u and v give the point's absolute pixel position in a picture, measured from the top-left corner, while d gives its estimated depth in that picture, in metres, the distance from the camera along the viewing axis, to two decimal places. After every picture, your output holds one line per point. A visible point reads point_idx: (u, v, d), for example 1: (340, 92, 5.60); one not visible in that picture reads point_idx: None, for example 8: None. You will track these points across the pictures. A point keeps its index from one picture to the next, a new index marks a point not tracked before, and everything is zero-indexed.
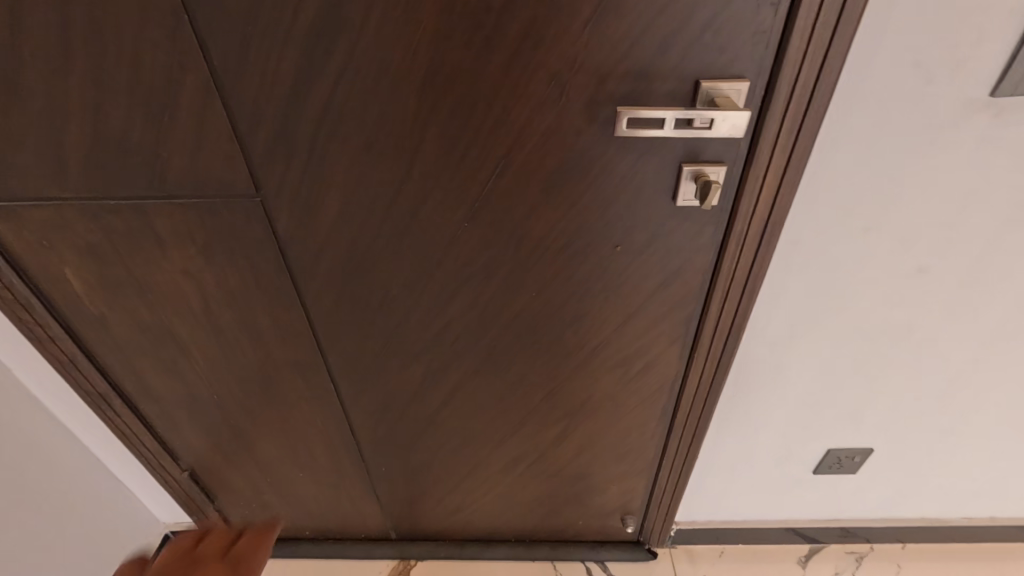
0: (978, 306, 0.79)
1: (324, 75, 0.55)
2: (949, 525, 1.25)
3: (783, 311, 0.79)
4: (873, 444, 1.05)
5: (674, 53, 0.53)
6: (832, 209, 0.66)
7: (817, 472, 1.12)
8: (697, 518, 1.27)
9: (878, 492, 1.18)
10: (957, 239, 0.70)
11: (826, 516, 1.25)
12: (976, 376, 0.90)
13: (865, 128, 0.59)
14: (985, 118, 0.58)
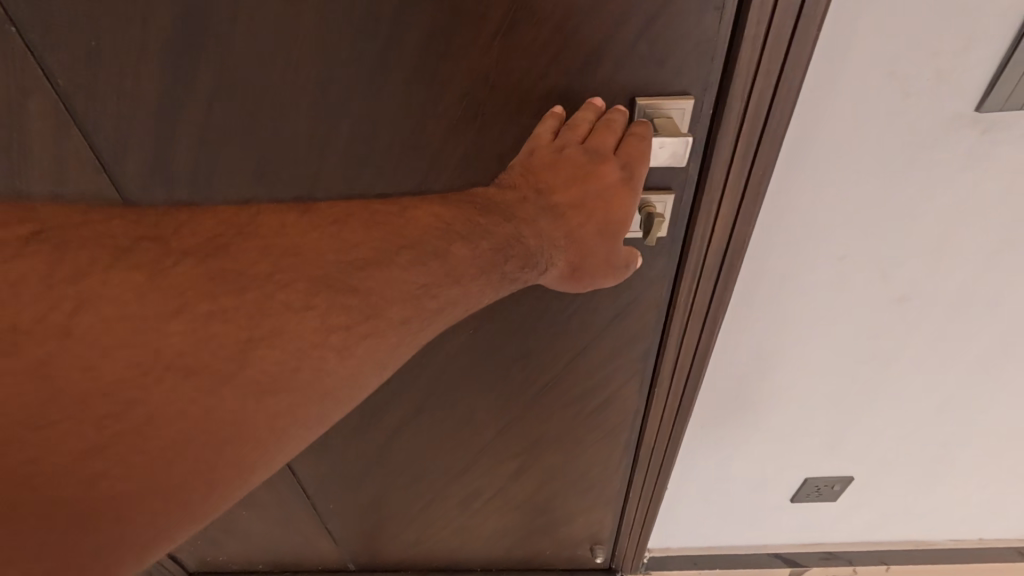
0: (969, 338, 0.72)
1: (192, 95, 0.49)
2: (939, 550, 1.18)
3: (751, 342, 0.73)
4: (855, 473, 0.98)
5: (608, 65, 0.47)
6: (801, 234, 0.60)
7: (795, 501, 1.05)
8: (672, 544, 1.20)
9: (864, 520, 1.11)
10: (943, 269, 0.63)
11: (809, 542, 1.18)
12: (963, 408, 0.83)
13: (831, 149, 0.53)
14: (970, 136, 0.52)
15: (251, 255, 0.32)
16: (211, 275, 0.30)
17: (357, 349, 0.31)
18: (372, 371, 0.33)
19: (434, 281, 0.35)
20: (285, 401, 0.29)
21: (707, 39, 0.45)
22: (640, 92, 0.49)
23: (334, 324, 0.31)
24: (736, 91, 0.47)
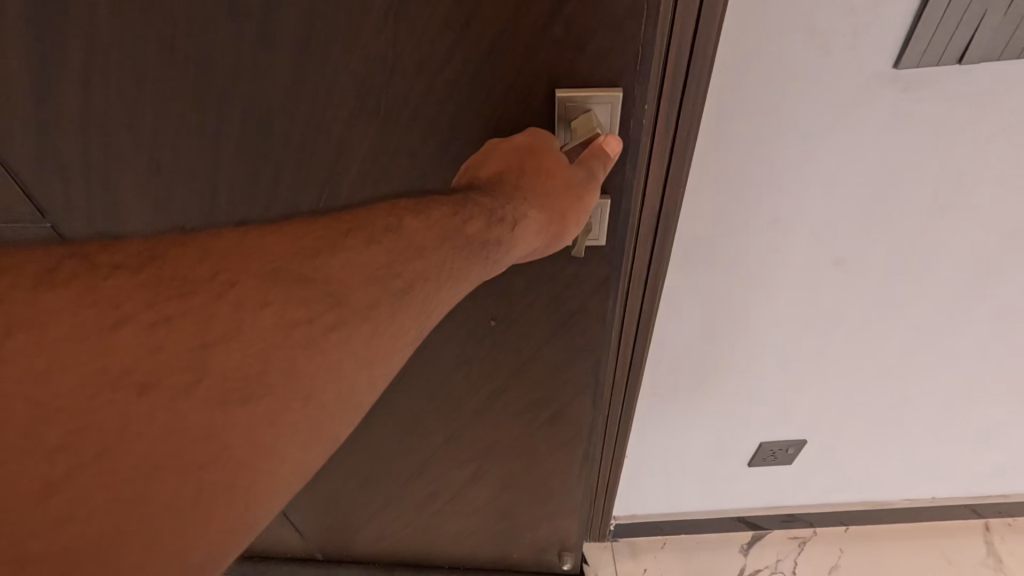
0: (907, 300, 0.74)
1: (64, 81, 0.47)
2: (893, 508, 1.23)
3: (695, 309, 0.74)
4: (811, 437, 1.01)
5: (520, 50, 0.42)
6: (728, 196, 0.60)
7: (751, 464, 1.09)
8: (637, 511, 1.22)
9: (819, 485, 1.16)
10: (877, 233, 0.65)
11: (770, 504, 1.22)
12: (907, 372, 0.87)
13: (754, 108, 0.52)
14: (894, 94, 0.51)
15: (143, 297, 0.27)
16: (105, 323, 0.26)
17: (325, 342, 0.29)
18: (359, 365, 0.30)
19: (394, 257, 0.33)
20: (257, 414, 0.27)
21: (624, 23, 0.40)
22: (562, 83, 0.44)
23: (286, 324, 0.28)
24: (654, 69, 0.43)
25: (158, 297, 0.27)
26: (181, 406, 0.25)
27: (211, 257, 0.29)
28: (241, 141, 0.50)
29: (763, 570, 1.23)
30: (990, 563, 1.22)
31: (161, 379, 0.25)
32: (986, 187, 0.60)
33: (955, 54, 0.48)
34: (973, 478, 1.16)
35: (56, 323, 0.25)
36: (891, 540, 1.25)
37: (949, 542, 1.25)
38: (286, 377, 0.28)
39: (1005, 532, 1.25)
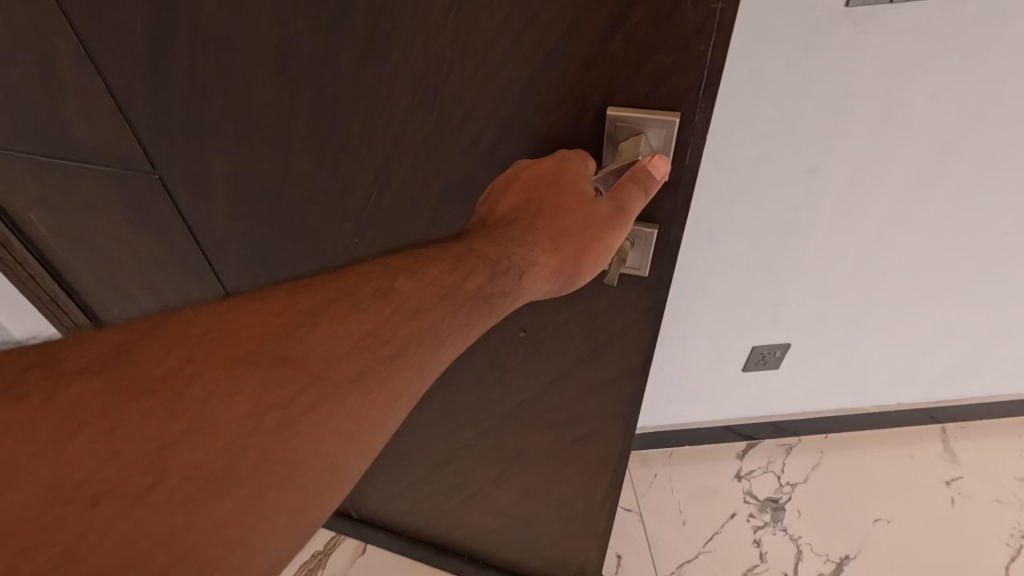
0: (868, 200, 0.86)
1: (178, 55, 0.53)
2: (861, 412, 1.21)
3: (699, 210, 0.88)
4: (791, 338, 1.08)
5: (583, 59, 0.43)
6: (725, 117, 0.76)
7: (745, 368, 1.13)
8: (644, 422, 1.24)
9: (801, 381, 1.16)
10: (841, 138, 0.78)
11: (759, 411, 1.22)
12: (870, 268, 0.96)
13: (745, 47, 0.67)
14: (846, 28, 0.65)
15: (102, 400, 0.28)
16: (62, 433, 0.26)
17: (300, 424, 0.30)
18: (338, 445, 0.31)
19: (384, 326, 0.34)
20: (222, 513, 0.27)
21: (687, 44, 0.40)
22: (618, 98, 0.44)
23: (253, 414, 0.29)
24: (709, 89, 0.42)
25: (118, 401, 0.28)
26: (144, 508, 0.26)
27: (181, 346, 0.30)
28: (315, 124, 0.54)
29: (755, 470, 1.22)
30: (945, 458, 1.20)
31: (114, 486, 0.26)
32: (915, 98, 0.73)
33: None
34: (939, 377, 1.15)
35: (10, 436, 0.26)
36: (860, 444, 1.23)
37: (912, 443, 1.23)
38: (253, 469, 0.28)
39: (958, 433, 1.24)
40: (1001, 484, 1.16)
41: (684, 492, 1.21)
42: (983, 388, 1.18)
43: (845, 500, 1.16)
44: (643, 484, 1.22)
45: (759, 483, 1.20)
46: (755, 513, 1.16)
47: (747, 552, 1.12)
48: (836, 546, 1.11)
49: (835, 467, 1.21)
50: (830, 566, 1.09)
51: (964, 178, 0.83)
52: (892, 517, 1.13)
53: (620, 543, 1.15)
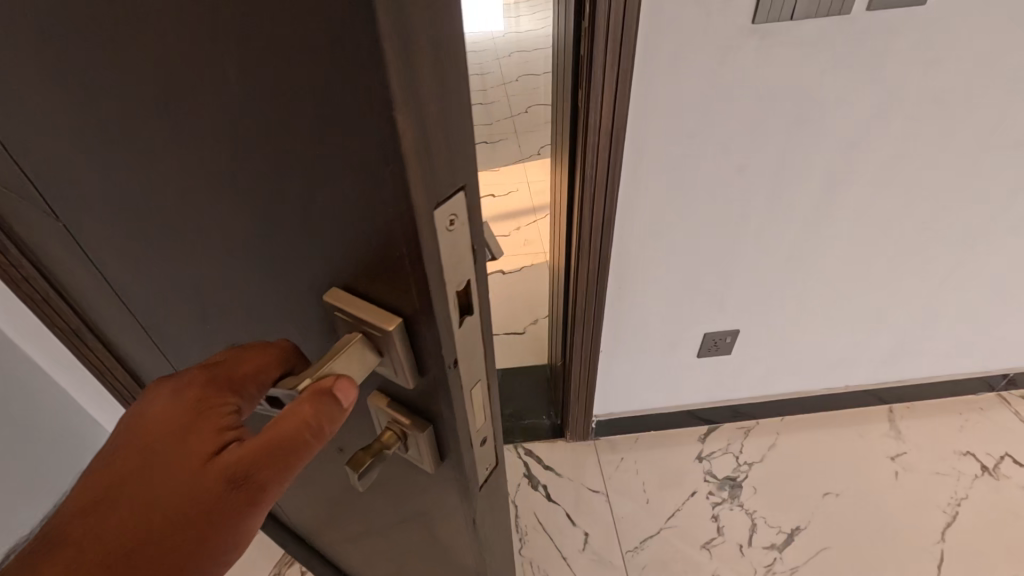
0: (795, 194, 0.93)
1: (22, 119, 0.44)
2: (815, 396, 1.36)
3: (643, 218, 0.93)
4: (740, 324, 1.16)
5: (310, 225, 0.33)
6: (660, 120, 0.80)
7: (700, 356, 1.21)
8: (613, 408, 1.33)
9: (756, 371, 1.28)
10: (761, 137, 0.84)
11: (718, 397, 1.34)
12: (804, 264, 1.05)
13: (668, 58, 0.74)
14: (753, 42, 0.74)
15: None
16: None
17: None
18: None
19: None
20: None
21: (390, 241, 0.29)
22: (347, 282, 0.35)
23: None
24: (436, 294, 0.31)
25: None
26: None
27: None
28: (153, 215, 0.45)
29: (715, 451, 1.34)
30: (891, 435, 1.34)
31: None
32: (823, 101, 0.82)
33: (792, 10, 0.71)
34: (879, 362, 1.30)
35: None
36: (813, 427, 1.36)
37: (860, 423, 1.36)
38: None
39: (904, 413, 1.38)
40: (941, 457, 1.29)
41: (648, 473, 1.31)
42: (923, 368, 1.33)
43: (796, 481, 1.27)
44: (610, 467, 1.33)
45: (718, 464, 1.31)
46: (714, 491, 1.26)
47: (705, 526, 1.21)
48: (787, 519, 1.20)
49: (788, 446, 1.33)
50: (782, 537, 1.18)
51: (876, 184, 0.94)
52: (841, 491, 1.24)
53: (586, 521, 1.24)
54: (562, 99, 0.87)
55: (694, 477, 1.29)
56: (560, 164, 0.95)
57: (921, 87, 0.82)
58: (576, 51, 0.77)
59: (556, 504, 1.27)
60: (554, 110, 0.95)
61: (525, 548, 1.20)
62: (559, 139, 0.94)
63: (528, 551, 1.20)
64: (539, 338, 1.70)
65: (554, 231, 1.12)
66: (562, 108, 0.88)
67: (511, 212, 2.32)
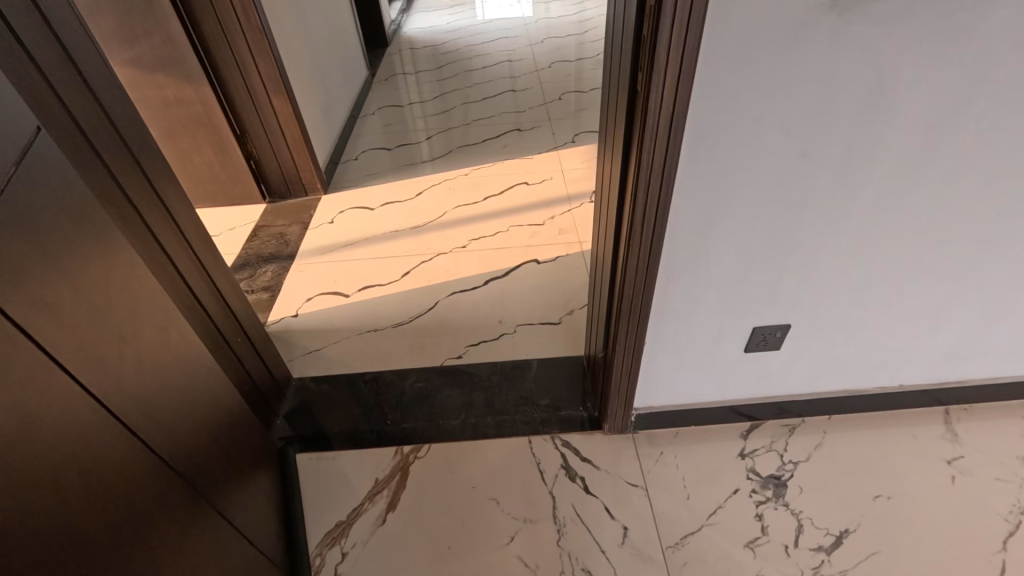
0: (857, 182, 0.89)
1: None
2: (865, 394, 1.31)
3: (697, 204, 0.89)
4: (791, 318, 1.11)
5: None
6: (724, 106, 0.77)
7: (747, 350, 1.17)
8: (653, 402, 1.30)
9: (805, 367, 1.24)
10: (830, 121, 0.80)
11: (762, 393, 1.30)
12: (864, 255, 1.00)
13: (736, 37, 0.70)
14: (832, 18, 0.69)
15: None
16: None
17: None
18: None
19: None
20: None
21: None
22: None
23: None
24: None
25: None
26: None
27: None
28: None
29: (759, 449, 1.30)
30: (947, 437, 1.28)
31: None
32: (901, 85, 0.77)
33: None
34: (935, 362, 1.25)
35: None
36: (863, 427, 1.32)
37: (914, 424, 1.31)
38: None
39: (961, 414, 1.32)
40: (1001, 463, 1.23)
41: (687, 469, 1.28)
42: (982, 368, 1.27)
43: (844, 482, 1.22)
44: (649, 461, 1.31)
45: (762, 462, 1.27)
46: (757, 489, 1.23)
47: (748, 525, 1.18)
48: (835, 521, 1.17)
49: (836, 447, 1.29)
50: (830, 539, 1.14)
51: (948, 173, 0.89)
52: (892, 494, 1.20)
53: (625, 515, 1.22)
54: (619, 83, 0.84)
55: (737, 475, 1.26)
56: (614, 150, 0.92)
57: (1006, 68, 0.77)
58: (637, 32, 0.73)
59: (594, 496, 1.25)
60: (608, 94, 0.92)
61: (564, 539, 1.19)
62: (613, 125, 0.91)
63: (567, 543, 1.19)
64: (576, 329, 1.68)
65: (601, 220, 1.10)
66: (619, 92, 0.85)
67: (544, 200, 2.30)
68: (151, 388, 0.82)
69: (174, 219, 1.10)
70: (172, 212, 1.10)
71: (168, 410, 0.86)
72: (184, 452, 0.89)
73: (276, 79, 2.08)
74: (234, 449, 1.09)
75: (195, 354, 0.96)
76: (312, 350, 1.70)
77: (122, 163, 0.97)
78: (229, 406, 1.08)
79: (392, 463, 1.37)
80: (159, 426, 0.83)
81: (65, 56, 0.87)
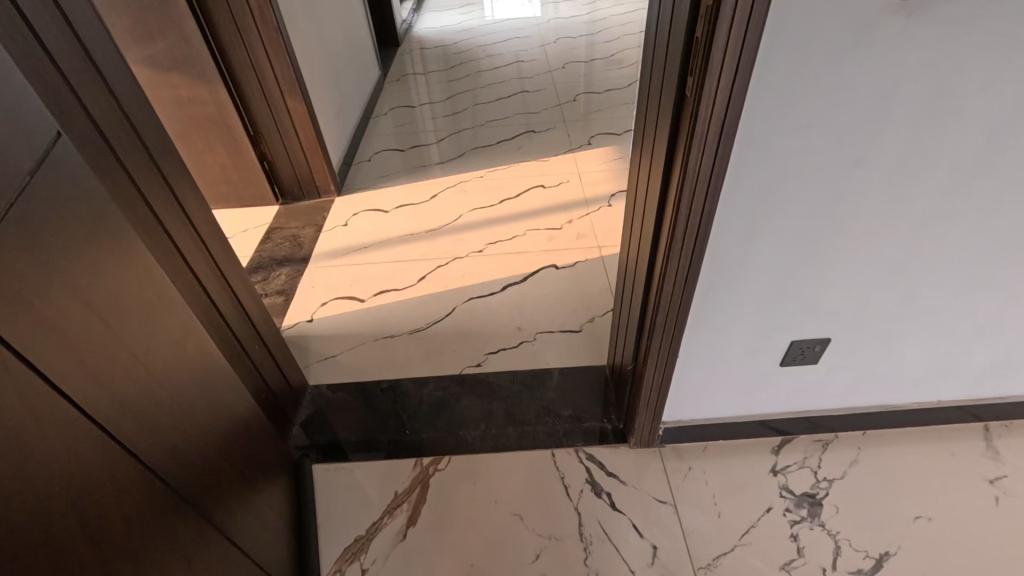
0: (912, 193, 0.84)
1: None
2: (903, 410, 1.27)
3: (743, 214, 0.85)
4: (831, 333, 1.07)
5: None
6: (777, 113, 0.72)
7: (784, 365, 1.13)
8: (682, 416, 1.26)
9: (844, 381, 1.19)
10: (890, 129, 0.76)
11: (796, 408, 1.26)
12: (913, 268, 0.96)
13: (799, 40, 0.66)
14: (901, 21, 0.65)
15: None
16: None
17: None
18: None
19: None
20: None
21: None
22: None
23: None
24: None
25: None
26: None
27: None
28: None
29: (792, 465, 1.26)
30: (988, 455, 1.23)
31: None
32: (967, 92, 0.73)
33: None
34: (977, 378, 1.20)
35: None
36: (899, 443, 1.27)
37: (952, 440, 1.27)
38: None
39: (1002, 431, 1.27)
40: None
41: (718, 485, 1.24)
42: None
43: (883, 503, 1.18)
44: (678, 477, 1.26)
45: (795, 479, 1.23)
46: (792, 507, 1.19)
47: (784, 546, 1.13)
48: (875, 543, 1.12)
49: (873, 464, 1.24)
50: (870, 562, 1.10)
51: (1007, 183, 0.85)
52: (933, 515, 1.15)
53: (655, 533, 1.18)
54: (664, 89, 0.80)
55: (771, 494, 1.21)
56: (653, 157, 0.89)
57: None
58: (689, 36, 0.69)
59: (622, 513, 1.21)
60: (649, 98, 0.88)
61: (591, 558, 1.15)
62: (655, 129, 0.87)
63: (595, 562, 1.15)
64: (597, 337, 1.64)
65: (635, 228, 1.06)
66: (663, 94, 0.80)
67: (562, 204, 2.26)
68: (161, 408, 0.79)
69: (194, 228, 1.07)
70: (191, 217, 1.06)
71: (177, 427, 0.82)
72: (195, 471, 0.86)
73: (291, 79, 2.05)
74: (246, 466, 1.05)
75: (209, 366, 0.93)
76: (327, 357, 1.66)
77: (143, 169, 0.94)
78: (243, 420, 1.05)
79: (411, 476, 1.34)
80: (164, 448, 0.79)
81: (85, 56, 0.84)
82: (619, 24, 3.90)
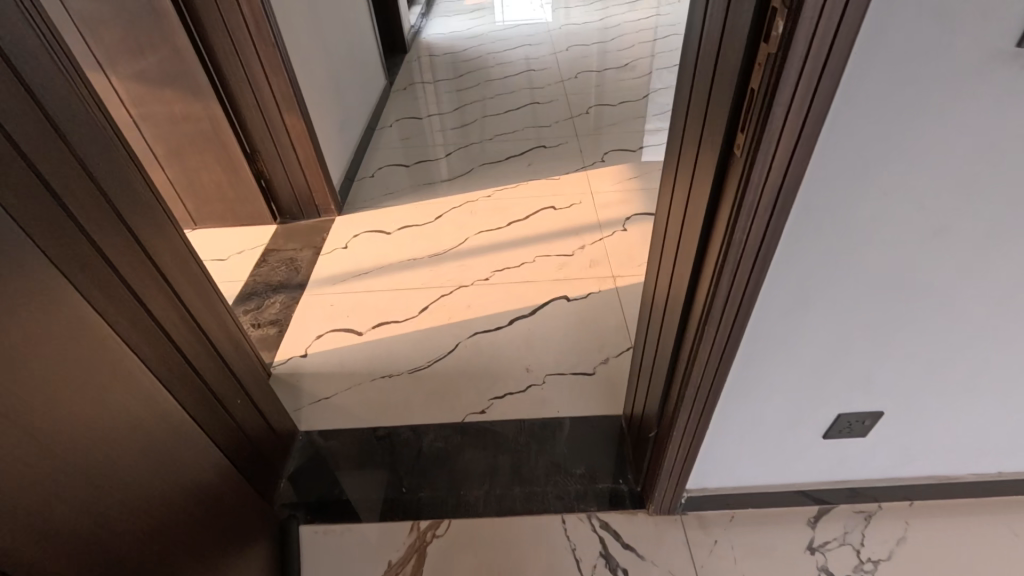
0: (996, 262, 0.71)
1: None
2: (957, 481, 1.13)
3: (794, 285, 0.72)
4: (884, 406, 0.94)
5: None
6: (844, 179, 0.60)
7: (827, 436, 1.00)
8: (708, 484, 1.13)
9: (894, 452, 1.05)
10: (979, 195, 0.63)
11: (837, 478, 1.12)
12: (986, 339, 0.83)
13: (879, 96, 0.54)
14: (1009, 72, 0.53)
15: None
16: None
17: None
18: None
19: None
20: None
21: None
22: None
23: None
24: None
25: None
26: None
27: None
28: None
29: (830, 541, 1.12)
30: None
31: None
32: None
33: None
34: None
35: None
36: (952, 518, 1.14)
37: (1013, 517, 1.13)
38: None
39: None
40: None
41: (747, 563, 1.11)
42: None
43: None
44: (702, 553, 1.13)
45: (836, 559, 1.10)
46: None
47: None
48: None
49: (923, 543, 1.11)
50: None
51: None
52: None
53: None
54: (703, 140, 0.67)
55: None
56: (687, 214, 0.76)
57: None
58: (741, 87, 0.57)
59: None
60: (683, 145, 0.76)
61: None
62: (690, 182, 0.74)
63: None
64: (612, 381, 1.51)
65: (660, 283, 0.94)
66: (702, 147, 0.68)
67: (574, 227, 2.13)
68: (103, 510, 0.67)
69: (165, 277, 0.96)
70: (157, 262, 0.95)
71: (123, 527, 0.71)
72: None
73: (289, 96, 1.94)
74: (216, 548, 0.94)
75: (171, 445, 0.82)
76: (320, 398, 1.55)
77: (103, 221, 0.83)
78: (214, 496, 0.93)
79: (406, 542, 1.21)
80: (101, 559, 0.67)
81: (29, 94, 0.72)
82: (633, 31, 3.76)
